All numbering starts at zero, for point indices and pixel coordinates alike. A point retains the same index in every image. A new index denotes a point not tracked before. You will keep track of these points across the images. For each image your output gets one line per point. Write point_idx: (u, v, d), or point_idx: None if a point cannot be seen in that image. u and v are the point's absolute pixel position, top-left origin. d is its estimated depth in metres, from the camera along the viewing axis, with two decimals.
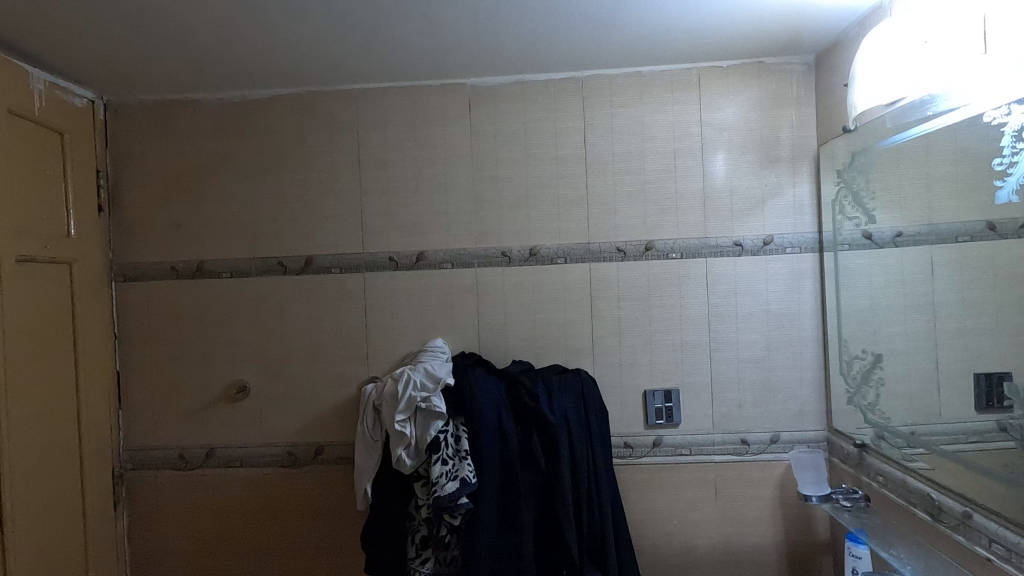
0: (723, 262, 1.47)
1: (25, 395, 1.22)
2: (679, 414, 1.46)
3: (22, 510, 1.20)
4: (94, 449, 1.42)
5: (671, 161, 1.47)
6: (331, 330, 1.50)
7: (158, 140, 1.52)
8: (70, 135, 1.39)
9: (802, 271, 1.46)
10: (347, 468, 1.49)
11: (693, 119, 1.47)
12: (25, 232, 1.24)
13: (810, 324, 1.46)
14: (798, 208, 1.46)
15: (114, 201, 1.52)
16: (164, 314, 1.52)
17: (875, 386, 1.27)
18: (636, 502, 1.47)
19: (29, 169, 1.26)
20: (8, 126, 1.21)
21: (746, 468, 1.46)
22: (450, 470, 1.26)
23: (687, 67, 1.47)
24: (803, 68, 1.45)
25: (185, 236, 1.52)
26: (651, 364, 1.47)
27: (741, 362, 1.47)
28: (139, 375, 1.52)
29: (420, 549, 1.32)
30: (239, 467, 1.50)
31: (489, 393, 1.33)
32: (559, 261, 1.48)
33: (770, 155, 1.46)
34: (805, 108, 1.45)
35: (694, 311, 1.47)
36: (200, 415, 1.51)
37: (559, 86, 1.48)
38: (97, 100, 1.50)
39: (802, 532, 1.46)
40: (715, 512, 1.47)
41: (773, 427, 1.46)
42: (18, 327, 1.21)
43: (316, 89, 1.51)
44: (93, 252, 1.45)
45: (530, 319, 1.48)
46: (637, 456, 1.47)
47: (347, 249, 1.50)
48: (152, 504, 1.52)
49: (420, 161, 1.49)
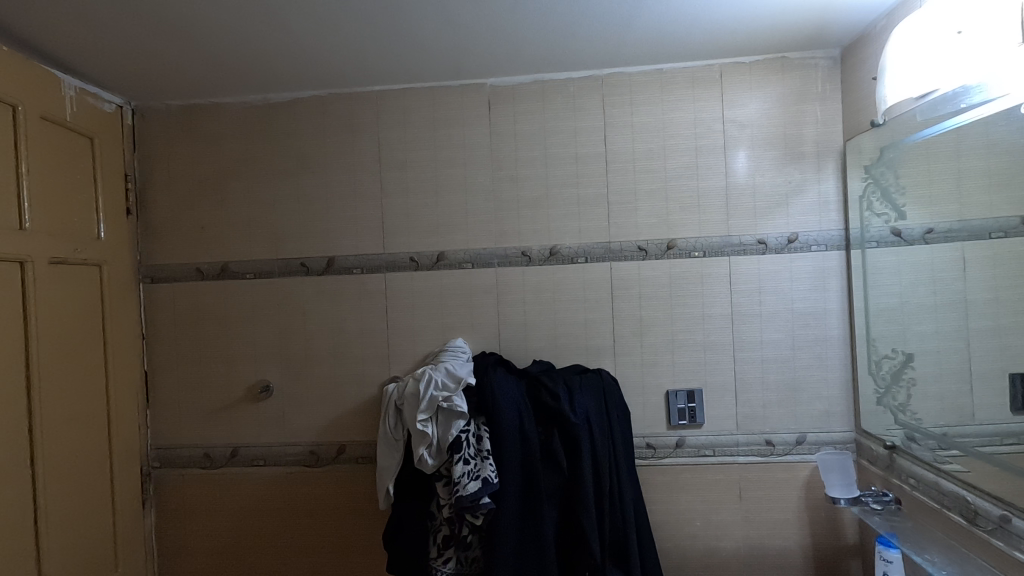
0: (746, 260, 1.45)
1: (57, 393, 1.25)
2: (702, 414, 1.45)
3: (54, 507, 1.22)
4: (123, 447, 1.45)
5: (692, 159, 1.46)
6: (352, 330, 1.51)
7: (184, 143, 1.55)
8: (100, 139, 1.42)
9: (828, 269, 1.43)
10: (368, 468, 1.50)
11: (715, 116, 1.45)
12: (57, 234, 1.27)
13: (836, 323, 1.43)
14: (823, 206, 1.43)
15: (141, 203, 1.55)
16: (190, 314, 1.54)
17: (906, 386, 1.23)
18: (658, 503, 1.46)
19: (61, 173, 1.29)
20: (41, 131, 1.24)
21: (771, 469, 1.44)
22: (472, 470, 1.26)
23: (708, 64, 1.45)
24: (827, 62, 1.43)
25: (210, 238, 1.54)
26: (673, 364, 1.46)
27: (766, 362, 1.45)
28: (166, 374, 1.54)
29: (441, 549, 1.32)
30: (263, 466, 1.52)
31: (510, 393, 1.33)
32: (579, 261, 1.47)
33: (795, 151, 1.43)
34: (830, 103, 1.42)
35: (716, 310, 1.45)
36: (225, 415, 1.53)
37: (579, 85, 1.48)
38: (125, 106, 1.53)
39: (829, 535, 1.43)
40: (739, 514, 1.45)
41: (798, 428, 1.44)
42: (50, 328, 1.24)
43: (337, 91, 1.52)
44: (122, 254, 1.48)
45: (551, 319, 1.48)
46: (659, 457, 1.46)
47: (368, 250, 1.51)
48: (178, 502, 1.54)
49: (440, 161, 1.50)
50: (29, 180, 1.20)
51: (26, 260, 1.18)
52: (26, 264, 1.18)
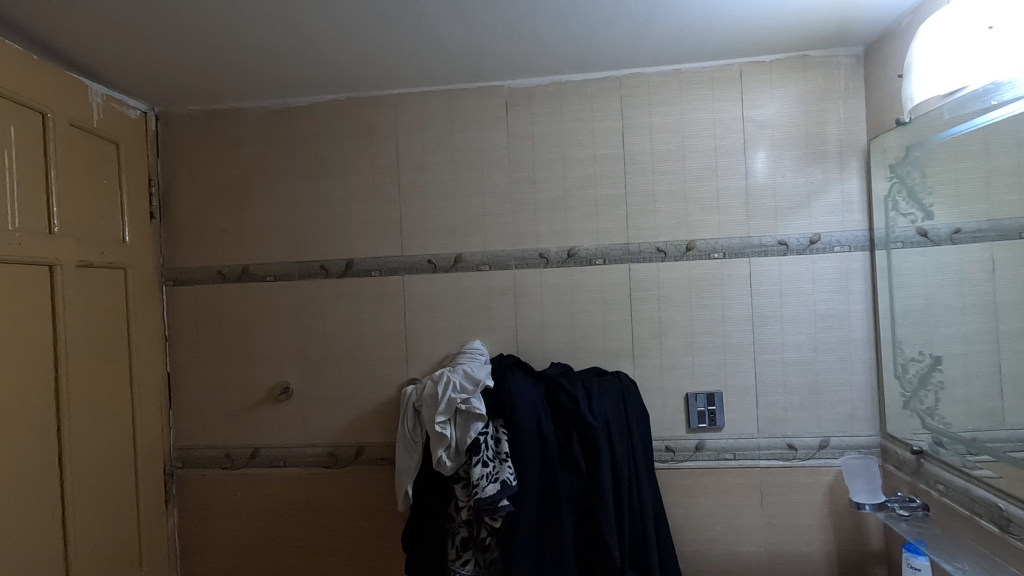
0: (767, 262, 1.43)
1: (84, 394, 1.27)
2: (722, 417, 1.43)
3: (81, 505, 1.25)
4: (147, 447, 1.47)
5: (712, 159, 1.44)
6: (371, 332, 1.52)
7: (205, 148, 1.57)
8: (125, 144, 1.45)
9: (851, 270, 1.41)
10: (387, 469, 1.50)
11: (735, 116, 1.44)
12: (85, 239, 1.29)
13: (860, 325, 1.41)
14: (846, 206, 1.41)
15: (164, 207, 1.58)
16: (211, 317, 1.56)
17: (934, 390, 1.21)
18: (678, 507, 1.44)
19: (89, 178, 1.32)
20: (69, 138, 1.27)
21: (793, 473, 1.42)
22: (491, 472, 1.25)
23: (728, 64, 1.44)
24: (851, 60, 1.40)
25: (230, 241, 1.56)
26: (693, 366, 1.44)
27: (787, 365, 1.43)
28: (188, 375, 1.57)
29: (459, 551, 1.32)
30: (283, 467, 1.53)
31: (528, 395, 1.33)
32: (597, 262, 1.47)
33: (817, 150, 1.41)
34: (853, 101, 1.40)
35: (737, 312, 1.44)
36: (246, 416, 1.55)
37: (597, 86, 1.47)
38: (149, 112, 1.56)
39: (854, 541, 1.40)
40: (761, 519, 1.43)
41: (821, 432, 1.41)
42: (77, 330, 1.26)
43: (355, 95, 1.53)
44: (145, 258, 1.51)
45: (568, 321, 1.47)
46: (679, 460, 1.44)
47: (387, 252, 1.52)
48: (200, 502, 1.56)
49: (458, 163, 1.50)
50: (59, 185, 1.22)
51: (55, 263, 1.20)
52: (55, 268, 1.20)
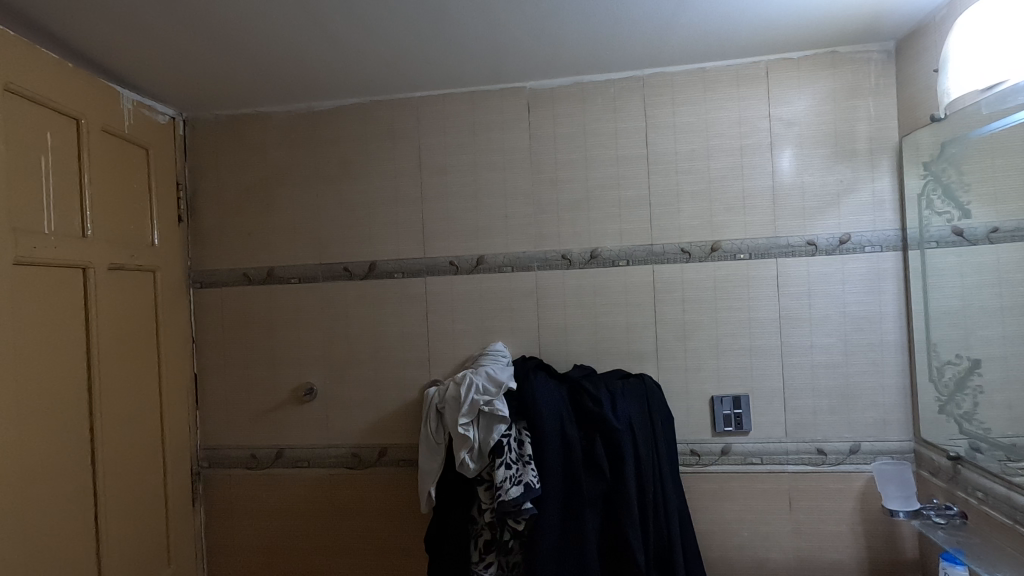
0: (795, 262, 1.40)
1: (114, 394, 1.30)
2: (749, 421, 1.40)
3: (112, 503, 1.27)
4: (174, 447, 1.49)
5: (737, 159, 1.42)
6: (393, 334, 1.52)
7: (231, 152, 1.59)
8: (154, 149, 1.47)
9: (883, 271, 1.37)
10: (410, 470, 1.51)
11: (762, 114, 1.41)
12: (116, 242, 1.32)
13: (892, 327, 1.37)
14: (877, 205, 1.37)
15: (192, 211, 1.60)
16: (237, 319, 1.58)
17: (972, 395, 1.16)
18: (703, 512, 1.42)
19: (120, 182, 1.35)
20: (101, 143, 1.30)
21: (822, 479, 1.39)
22: (514, 474, 1.24)
23: (754, 61, 1.42)
24: (881, 55, 1.37)
25: (256, 243, 1.58)
26: (718, 369, 1.42)
27: (816, 367, 1.40)
28: (215, 377, 1.59)
29: (482, 553, 1.31)
30: (307, 467, 1.54)
31: (551, 398, 1.32)
32: (620, 263, 1.45)
33: (846, 148, 1.39)
34: (884, 98, 1.37)
35: (763, 313, 1.41)
36: (270, 417, 1.56)
37: (620, 86, 1.46)
38: (177, 117, 1.59)
39: (887, 549, 1.37)
40: (789, 525, 1.40)
41: (852, 436, 1.38)
42: (107, 332, 1.28)
43: (378, 98, 1.54)
44: (174, 260, 1.53)
45: (591, 323, 1.46)
46: (704, 464, 1.42)
47: (409, 254, 1.52)
48: (226, 502, 1.58)
49: (480, 165, 1.50)
50: (91, 189, 1.25)
51: (87, 266, 1.23)
52: (88, 270, 1.23)
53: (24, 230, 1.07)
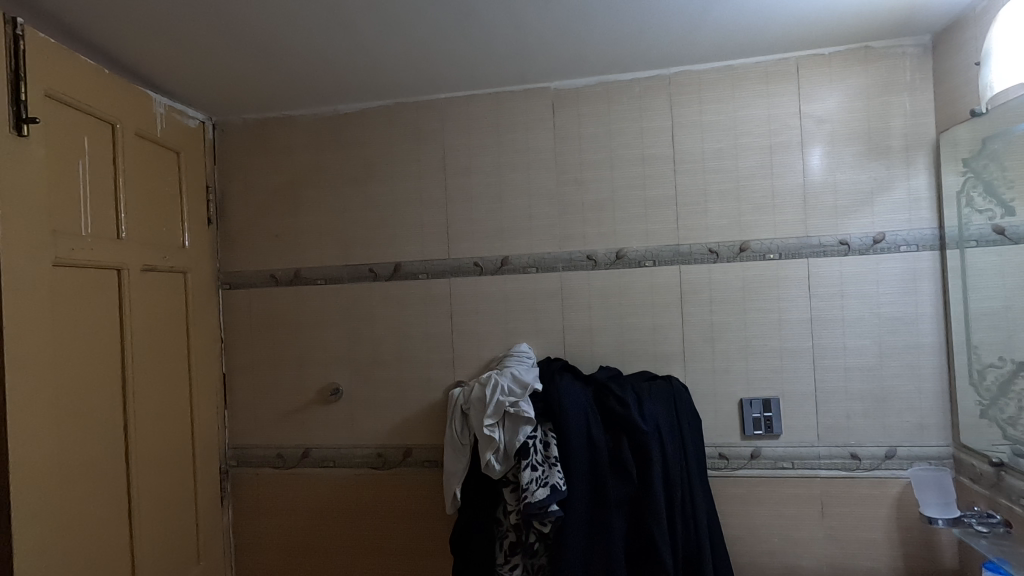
0: (827, 262, 1.37)
1: (147, 393, 1.32)
2: (779, 424, 1.37)
3: (145, 500, 1.29)
4: (204, 445, 1.52)
5: (767, 157, 1.40)
6: (418, 335, 1.53)
7: (259, 156, 1.62)
8: (185, 153, 1.50)
9: (919, 271, 1.34)
10: (434, 471, 1.51)
11: (792, 111, 1.39)
12: (149, 244, 1.35)
13: (929, 328, 1.33)
14: (912, 203, 1.34)
15: (221, 213, 1.63)
16: (264, 320, 1.60)
17: (1016, 399, 1.11)
18: (732, 517, 1.39)
19: (152, 185, 1.37)
20: (135, 147, 1.32)
21: (855, 484, 1.35)
22: (540, 476, 1.24)
23: (784, 58, 1.39)
24: (917, 50, 1.34)
25: (283, 245, 1.60)
26: (747, 371, 1.40)
27: (849, 370, 1.36)
28: (243, 377, 1.61)
29: (508, 555, 1.31)
30: (333, 467, 1.56)
31: (577, 399, 1.31)
32: (646, 264, 1.44)
33: (880, 145, 1.35)
34: (920, 93, 1.33)
35: (794, 314, 1.38)
36: (296, 417, 1.58)
37: (645, 85, 1.45)
38: (207, 121, 1.62)
39: (924, 558, 1.33)
40: (822, 532, 1.36)
41: (887, 441, 1.35)
42: (141, 331, 1.31)
43: (402, 100, 1.55)
44: (204, 262, 1.56)
45: (617, 323, 1.45)
46: (733, 468, 1.39)
47: (434, 255, 1.53)
48: (254, 501, 1.60)
49: (504, 165, 1.50)
50: (126, 192, 1.28)
51: (122, 267, 1.25)
52: (123, 271, 1.26)
53: (62, 232, 1.10)
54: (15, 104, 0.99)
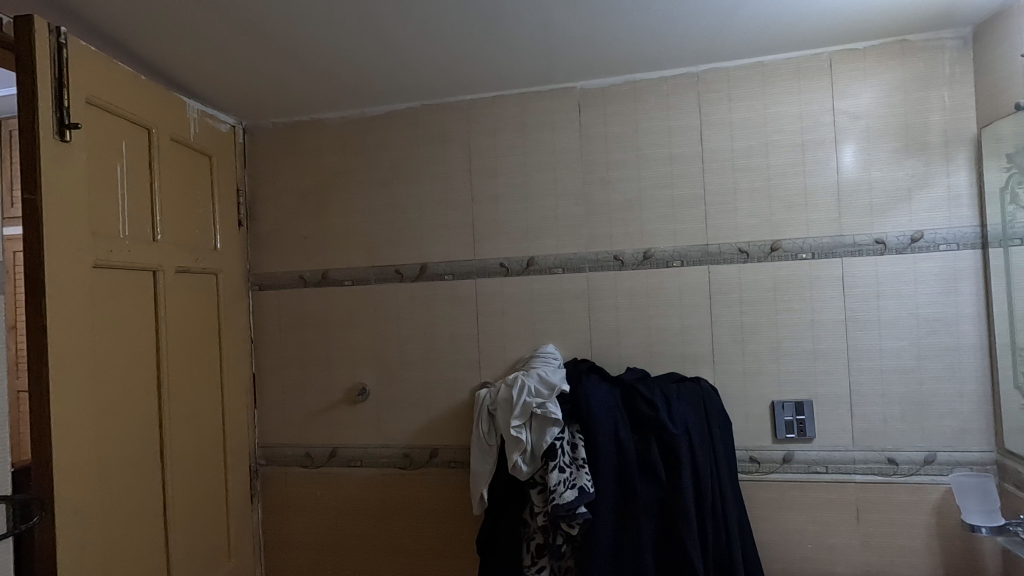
0: (862, 262, 1.34)
1: (181, 393, 1.34)
2: (813, 428, 1.34)
3: (179, 497, 1.32)
4: (235, 444, 1.54)
5: (799, 155, 1.37)
6: (444, 335, 1.53)
7: (287, 159, 1.64)
8: (217, 156, 1.53)
9: (960, 270, 1.30)
10: (460, 472, 1.51)
11: (825, 108, 1.36)
12: (182, 246, 1.37)
13: (971, 329, 1.29)
14: (952, 200, 1.30)
15: (250, 216, 1.66)
16: (292, 321, 1.62)
17: None
18: (764, 522, 1.36)
19: (186, 189, 1.40)
20: (169, 151, 1.35)
21: (893, 490, 1.31)
22: (568, 478, 1.23)
23: (816, 53, 1.36)
24: (957, 42, 1.30)
25: (311, 247, 1.62)
26: (779, 373, 1.37)
27: (886, 372, 1.33)
28: (272, 377, 1.63)
29: (535, 557, 1.30)
30: (360, 467, 1.57)
31: (605, 401, 1.29)
32: (674, 264, 1.42)
33: (918, 141, 1.32)
34: (960, 87, 1.29)
35: (828, 315, 1.35)
36: (324, 416, 1.60)
37: (673, 83, 1.43)
38: (237, 126, 1.65)
39: (966, 566, 1.28)
40: (857, 538, 1.33)
41: (926, 446, 1.31)
42: (175, 332, 1.33)
43: (428, 102, 1.56)
44: (234, 264, 1.59)
45: (644, 324, 1.43)
46: (765, 472, 1.37)
47: (460, 256, 1.53)
48: (282, 500, 1.62)
49: (530, 165, 1.50)
50: (161, 196, 1.31)
51: (157, 269, 1.28)
52: (158, 273, 1.28)
53: (101, 234, 1.12)
54: (59, 110, 1.01)
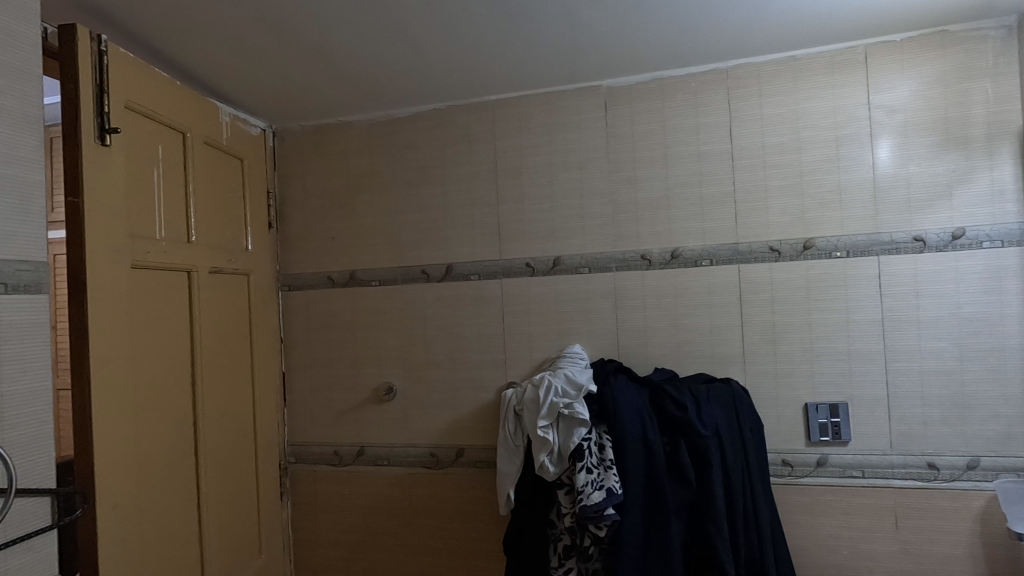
0: (900, 260, 1.30)
1: (214, 391, 1.37)
2: (848, 431, 1.31)
3: (212, 492, 1.35)
4: (265, 442, 1.57)
5: (833, 150, 1.34)
6: (470, 335, 1.54)
7: (316, 161, 1.67)
8: (248, 159, 1.56)
9: (1004, 268, 1.25)
10: (486, 471, 1.51)
11: (860, 102, 1.32)
12: (216, 247, 1.40)
13: (1016, 330, 1.24)
14: (996, 196, 1.25)
15: (280, 217, 1.69)
16: (321, 320, 1.65)
17: None
18: (797, 526, 1.33)
19: (219, 191, 1.43)
20: (204, 155, 1.38)
21: (933, 496, 1.27)
22: (596, 479, 1.22)
23: (850, 46, 1.33)
24: (1001, 32, 1.25)
25: (339, 248, 1.64)
26: (813, 375, 1.34)
27: (925, 374, 1.28)
28: (301, 376, 1.66)
29: (562, 558, 1.29)
30: (387, 466, 1.58)
31: (632, 401, 1.28)
32: (703, 263, 1.40)
33: (958, 135, 1.27)
34: (1004, 78, 1.25)
35: (864, 315, 1.32)
36: (351, 415, 1.61)
37: (702, 79, 1.41)
38: (268, 129, 1.68)
39: None
40: (895, 545, 1.29)
41: (968, 451, 1.26)
42: (208, 331, 1.36)
43: (454, 103, 1.57)
44: (265, 264, 1.62)
45: (673, 324, 1.41)
46: (798, 476, 1.33)
47: (485, 256, 1.53)
48: (311, 497, 1.64)
49: (556, 165, 1.49)
50: (195, 198, 1.34)
51: (192, 270, 1.31)
52: (192, 273, 1.31)
53: (140, 236, 1.16)
54: (100, 115, 1.05)
